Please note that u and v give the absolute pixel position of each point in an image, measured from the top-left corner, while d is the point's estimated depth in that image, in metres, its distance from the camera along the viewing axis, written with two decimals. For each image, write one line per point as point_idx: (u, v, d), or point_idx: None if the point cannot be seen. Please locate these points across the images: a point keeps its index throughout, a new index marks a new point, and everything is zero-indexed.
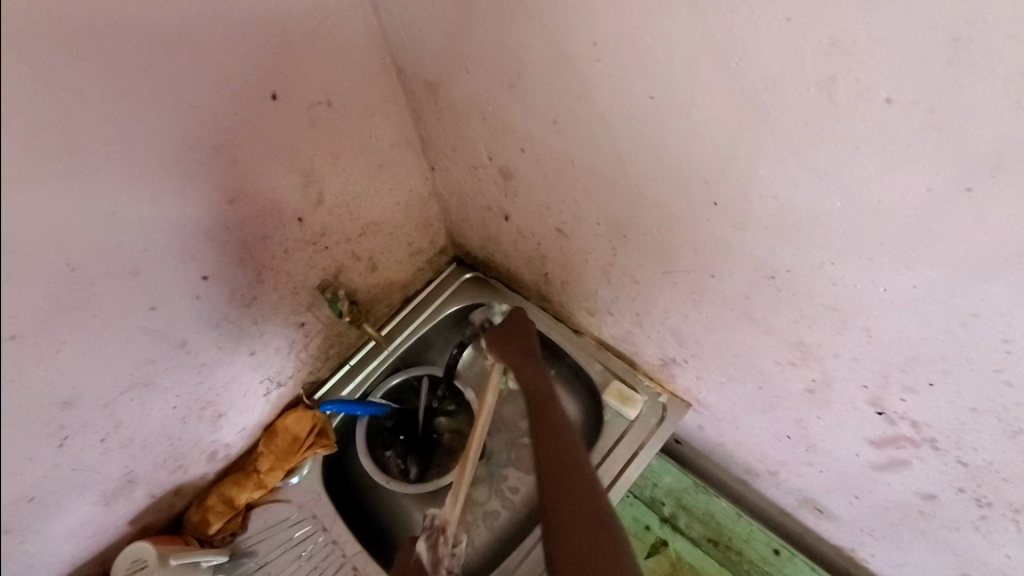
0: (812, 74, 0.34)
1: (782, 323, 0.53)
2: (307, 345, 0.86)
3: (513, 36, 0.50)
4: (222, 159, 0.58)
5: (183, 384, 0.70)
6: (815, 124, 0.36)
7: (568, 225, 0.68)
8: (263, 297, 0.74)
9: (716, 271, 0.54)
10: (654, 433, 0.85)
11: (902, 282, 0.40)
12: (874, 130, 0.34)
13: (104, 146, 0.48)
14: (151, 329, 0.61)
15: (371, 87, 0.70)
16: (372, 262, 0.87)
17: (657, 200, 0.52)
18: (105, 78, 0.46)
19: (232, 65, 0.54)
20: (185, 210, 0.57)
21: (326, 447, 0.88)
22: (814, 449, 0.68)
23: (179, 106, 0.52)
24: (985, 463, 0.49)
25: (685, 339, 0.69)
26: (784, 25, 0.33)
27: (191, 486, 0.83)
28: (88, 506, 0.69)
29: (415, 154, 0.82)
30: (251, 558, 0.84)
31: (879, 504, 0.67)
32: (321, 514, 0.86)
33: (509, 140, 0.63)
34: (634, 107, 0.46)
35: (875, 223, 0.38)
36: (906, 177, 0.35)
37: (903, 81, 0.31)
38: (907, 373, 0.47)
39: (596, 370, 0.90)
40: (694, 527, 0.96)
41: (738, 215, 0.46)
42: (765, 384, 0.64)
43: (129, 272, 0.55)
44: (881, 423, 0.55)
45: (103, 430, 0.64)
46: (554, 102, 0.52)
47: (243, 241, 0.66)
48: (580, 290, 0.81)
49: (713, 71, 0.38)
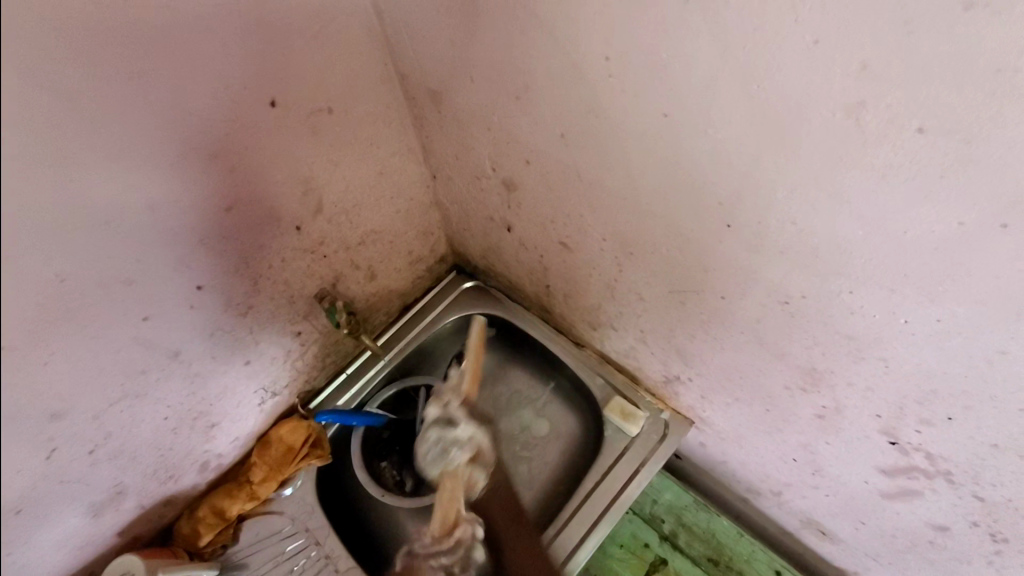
0: (839, 99, 0.32)
1: (794, 348, 0.51)
2: (303, 354, 0.85)
3: (522, 47, 0.48)
4: (220, 168, 0.56)
5: (175, 394, 0.68)
6: (839, 150, 0.34)
7: (573, 239, 0.66)
8: (259, 306, 0.72)
9: (727, 293, 0.52)
10: (656, 450, 0.83)
11: (924, 314, 0.39)
12: (904, 159, 0.32)
13: (97, 154, 0.46)
14: (144, 339, 0.60)
15: (373, 93, 0.68)
16: (371, 270, 0.85)
17: (668, 219, 0.50)
18: (100, 83, 0.44)
19: (230, 72, 0.52)
20: (180, 219, 0.55)
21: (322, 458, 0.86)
22: (821, 473, 0.66)
23: (175, 112, 0.50)
24: (1003, 499, 0.48)
25: (691, 358, 0.68)
26: (811, 47, 0.31)
27: (181, 496, 0.81)
28: (75, 518, 0.67)
29: (417, 162, 0.80)
30: (242, 571, 0.82)
31: (887, 531, 0.66)
32: (314, 527, 0.84)
33: (514, 151, 0.61)
34: (646, 124, 0.44)
35: (899, 254, 0.37)
36: (936, 210, 0.33)
37: (939, 111, 0.29)
38: (925, 406, 0.46)
39: (598, 384, 0.88)
40: (694, 546, 0.91)
41: (752, 238, 0.45)
42: (772, 407, 0.62)
43: (121, 282, 0.53)
44: (893, 452, 0.53)
45: (92, 441, 0.62)
46: (563, 115, 0.51)
47: (239, 250, 0.64)
48: (583, 304, 0.79)
49: (733, 92, 0.37)
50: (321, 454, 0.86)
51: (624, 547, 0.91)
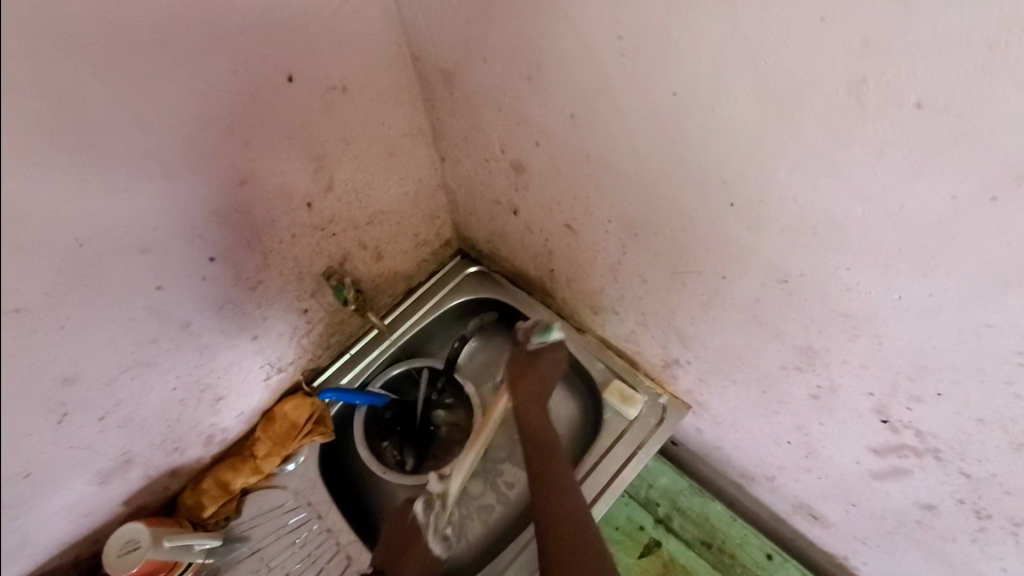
0: (841, 75, 0.34)
1: (791, 327, 0.53)
2: (309, 331, 0.86)
3: (536, 28, 0.49)
4: (236, 140, 0.58)
5: (184, 365, 0.70)
6: (841, 127, 0.36)
7: (579, 221, 0.68)
8: (268, 282, 0.73)
9: (728, 273, 0.54)
10: (653, 433, 0.85)
11: (915, 290, 0.41)
12: (900, 133, 0.34)
13: (120, 121, 0.47)
14: (156, 308, 0.61)
15: (386, 73, 0.69)
16: (378, 251, 0.87)
17: (673, 199, 0.52)
18: (124, 50, 0.45)
19: (249, 45, 0.54)
20: (195, 190, 0.57)
21: (325, 435, 0.88)
22: (814, 455, 0.68)
23: (196, 82, 0.51)
24: (988, 476, 0.50)
25: (690, 340, 0.69)
26: (816, 25, 0.33)
27: (186, 468, 0.82)
28: (84, 485, 0.69)
29: (426, 144, 0.81)
30: (244, 543, 0.83)
31: (876, 512, 0.68)
32: (316, 502, 0.86)
33: (523, 133, 0.63)
34: (655, 104, 0.46)
35: (894, 229, 0.38)
36: (930, 184, 0.35)
37: (936, 87, 0.31)
38: (915, 382, 0.47)
39: (598, 368, 0.90)
40: (688, 529, 0.93)
41: (753, 217, 0.46)
42: (769, 388, 0.64)
43: (137, 249, 0.55)
44: (884, 431, 0.55)
45: (102, 408, 0.63)
46: (574, 95, 0.52)
47: (252, 224, 0.65)
48: (586, 287, 0.81)
49: (740, 71, 0.38)
50: (324, 431, 0.88)
51: (619, 529, 0.93)
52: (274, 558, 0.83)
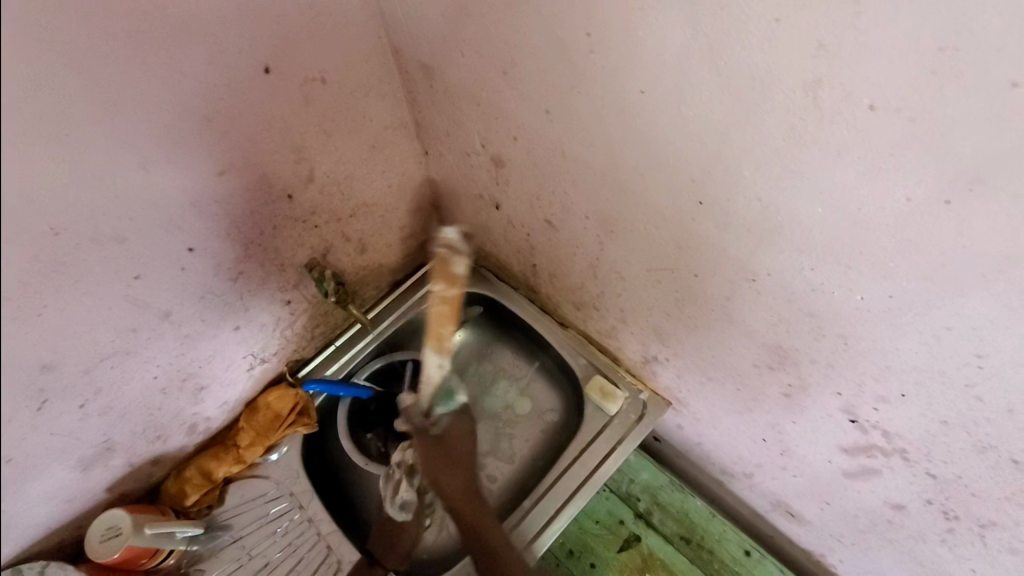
0: (798, 77, 0.34)
1: (761, 325, 0.53)
2: (293, 323, 0.86)
3: (508, 23, 0.49)
4: (212, 132, 0.58)
5: (165, 355, 0.70)
6: (800, 128, 0.36)
7: (557, 217, 0.68)
8: (249, 273, 0.73)
9: (700, 272, 0.54)
10: (633, 428, 0.85)
11: (878, 292, 0.41)
12: (856, 136, 0.34)
13: (91, 110, 0.47)
14: (134, 298, 0.61)
15: (366, 67, 0.69)
16: (362, 243, 0.87)
17: (644, 196, 0.52)
18: (95, 40, 0.45)
19: (224, 37, 0.54)
20: (173, 182, 0.57)
21: (464, 262, 0.67)
22: (788, 453, 0.68)
23: (169, 74, 0.51)
24: (954, 477, 0.50)
25: (667, 337, 0.70)
26: (773, 26, 0.33)
27: (169, 457, 0.83)
28: (66, 472, 0.69)
29: (409, 138, 0.81)
30: (227, 531, 0.84)
31: (849, 511, 0.68)
32: (298, 492, 0.87)
33: (502, 128, 0.63)
34: (624, 101, 0.45)
35: (854, 231, 0.38)
36: (886, 186, 0.35)
37: (890, 88, 0.31)
38: (881, 383, 0.48)
39: (580, 364, 0.91)
40: (668, 524, 0.94)
41: (721, 215, 0.46)
42: (744, 386, 0.64)
43: (113, 240, 0.55)
44: (854, 431, 0.56)
45: (82, 396, 0.64)
46: (546, 91, 0.52)
47: (230, 216, 0.65)
48: (567, 283, 0.81)
49: (703, 71, 0.38)
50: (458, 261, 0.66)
51: (600, 523, 0.94)
52: (255, 546, 0.83)
